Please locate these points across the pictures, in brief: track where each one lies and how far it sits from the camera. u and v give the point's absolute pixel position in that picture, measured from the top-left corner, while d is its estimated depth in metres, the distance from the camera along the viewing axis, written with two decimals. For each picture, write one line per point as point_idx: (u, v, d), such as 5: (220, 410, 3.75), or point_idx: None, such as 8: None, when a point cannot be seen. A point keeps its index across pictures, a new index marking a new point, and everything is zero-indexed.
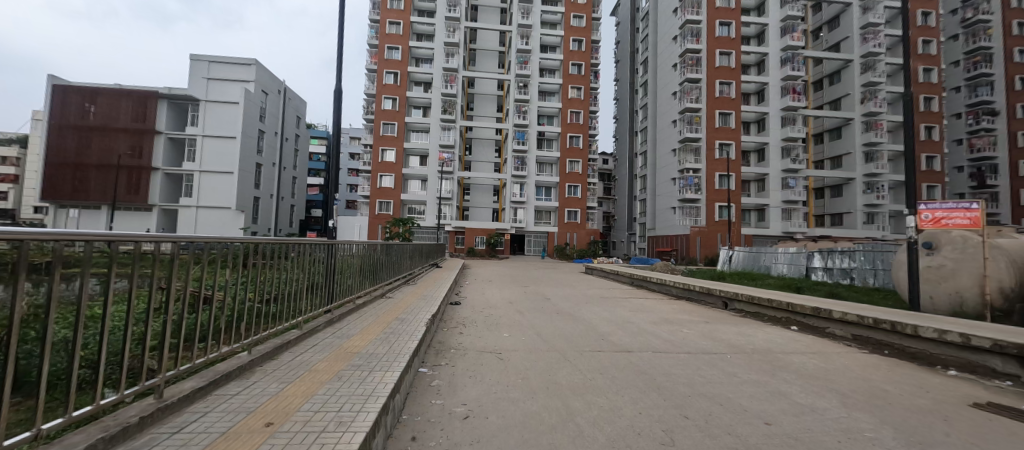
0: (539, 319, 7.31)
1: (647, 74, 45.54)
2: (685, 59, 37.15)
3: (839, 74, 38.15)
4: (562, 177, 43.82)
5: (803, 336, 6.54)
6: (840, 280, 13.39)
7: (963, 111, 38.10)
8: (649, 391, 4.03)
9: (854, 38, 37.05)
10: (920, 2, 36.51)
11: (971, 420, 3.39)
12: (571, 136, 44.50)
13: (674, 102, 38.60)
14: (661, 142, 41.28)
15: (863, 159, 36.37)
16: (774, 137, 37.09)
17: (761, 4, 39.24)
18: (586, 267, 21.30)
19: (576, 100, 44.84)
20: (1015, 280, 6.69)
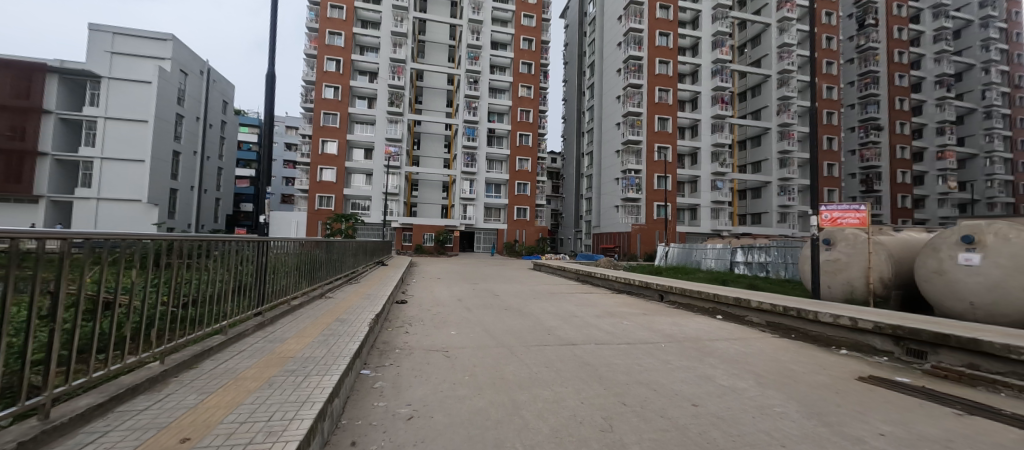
0: (486, 316, 7.29)
1: (594, 77, 47.32)
2: (628, 65, 39.15)
3: (760, 88, 42.40)
4: (512, 175, 44.14)
5: (726, 324, 7.20)
6: (758, 273, 14.90)
7: (856, 125, 44.01)
8: (591, 382, 4.20)
9: (772, 56, 41.38)
10: (825, 27, 41.49)
11: (857, 391, 3.95)
12: (522, 134, 44.96)
13: (618, 106, 40.55)
14: (606, 144, 43.14)
15: (778, 165, 40.73)
16: (705, 142, 40.23)
17: (695, 18, 42.39)
18: (534, 264, 21.62)
19: (526, 99, 45.30)
20: (892, 271, 7.89)
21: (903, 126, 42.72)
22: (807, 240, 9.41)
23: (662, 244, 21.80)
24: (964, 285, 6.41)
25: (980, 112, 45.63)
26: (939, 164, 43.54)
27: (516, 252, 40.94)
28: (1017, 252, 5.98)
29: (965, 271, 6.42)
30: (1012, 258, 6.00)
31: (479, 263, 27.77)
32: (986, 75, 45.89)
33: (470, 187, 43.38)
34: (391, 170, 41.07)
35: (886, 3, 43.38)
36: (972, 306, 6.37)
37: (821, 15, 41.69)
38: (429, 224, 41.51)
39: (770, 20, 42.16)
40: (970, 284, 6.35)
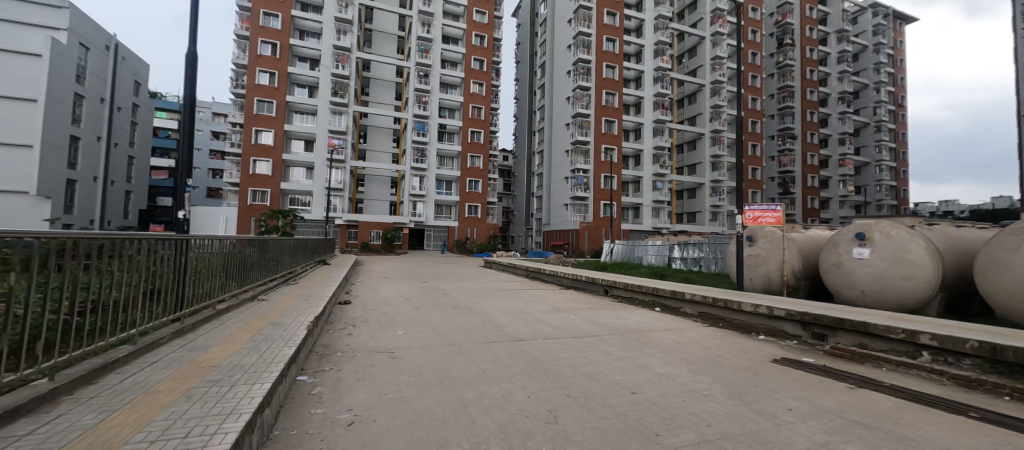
0: (436, 314, 7.16)
1: (545, 77, 48.22)
2: (577, 67, 40.42)
3: (695, 96, 45.72)
4: (463, 171, 43.73)
5: (664, 316, 7.69)
6: (692, 267, 16.09)
7: (775, 133, 49.21)
8: (539, 376, 4.28)
9: (706, 67, 44.76)
10: (750, 43, 45.64)
11: (772, 373, 4.40)
12: (473, 131, 44.56)
13: (568, 107, 41.67)
14: (556, 143, 44.15)
15: (710, 168, 44.28)
16: (648, 145, 42.64)
17: (639, 27, 44.62)
18: (485, 262, 21.58)
19: (478, 95, 44.92)
20: (801, 264, 8.90)
21: (813, 136, 48.21)
22: (734, 236, 10.36)
23: (608, 241, 22.79)
24: (856, 275, 7.41)
25: (872, 126, 52.84)
26: (840, 171, 49.83)
27: (466, 250, 40.54)
28: (897, 247, 6.95)
29: (858, 263, 7.40)
30: (893, 252, 6.99)
31: (429, 261, 27.17)
32: (877, 94, 53.16)
33: (421, 184, 42.29)
34: (335, 164, 38.91)
35: (800, 25, 48.67)
36: (862, 293, 7.37)
37: (748, 32, 45.82)
38: (377, 222, 39.91)
39: (704, 34, 45.54)
40: (860, 274, 7.35)
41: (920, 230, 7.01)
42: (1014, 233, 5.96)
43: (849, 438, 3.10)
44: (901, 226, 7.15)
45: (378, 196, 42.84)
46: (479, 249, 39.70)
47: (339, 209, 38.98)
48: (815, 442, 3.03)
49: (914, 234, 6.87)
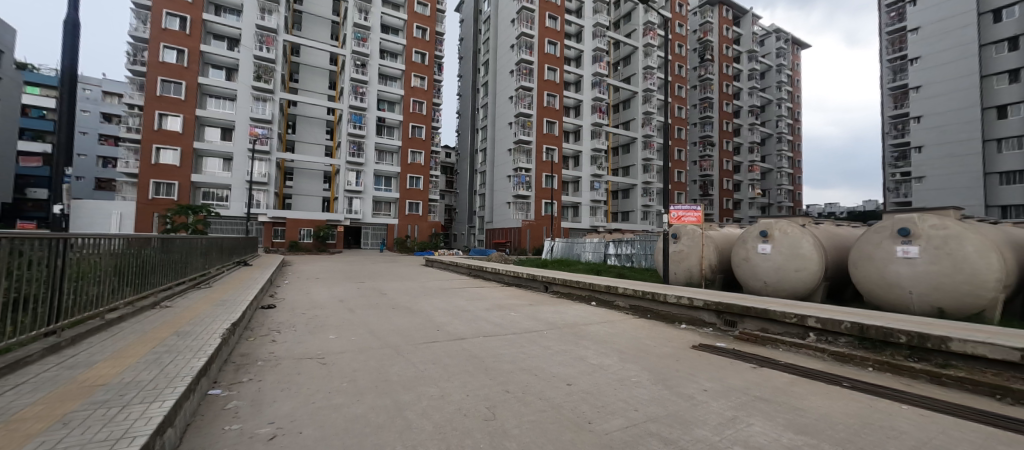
0: (373, 315, 6.86)
1: (488, 75, 48.24)
2: (520, 68, 41.07)
3: (629, 102, 48.75)
4: (403, 167, 42.23)
5: (599, 310, 8.08)
6: (625, 263, 17.19)
7: (697, 140, 54.17)
8: (478, 373, 4.29)
9: (639, 75, 47.80)
10: (677, 57, 49.59)
11: (692, 358, 4.83)
12: (415, 126, 43.21)
13: (511, 106, 42.09)
14: (498, 142, 44.42)
15: (642, 170, 47.43)
16: (586, 147, 44.58)
17: (579, 32, 46.32)
18: (426, 260, 21.07)
19: (419, 89, 43.71)
20: (717, 259, 9.91)
21: (728, 144, 53.78)
22: (661, 233, 11.19)
23: (549, 239, 23.46)
24: (760, 268, 8.38)
25: (774, 137, 60.22)
26: (750, 176, 56.18)
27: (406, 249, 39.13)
28: (791, 244, 8.01)
29: (761, 257, 8.37)
30: (788, 247, 8.04)
31: (365, 260, 25.96)
32: (779, 109, 60.66)
33: (357, 179, 40.22)
34: (258, 155, 35.52)
35: (719, 44, 53.86)
36: (764, 284, 8.36)
37: (675, 46, 49.71)
38: (307, 219, 36.91)
39: (637, 45, 48.59)
40: (763, 267, 8.33)
41: (808, 228, 8.12)
42: (876, 230, 7.14)
43: (752, 411, 3.51)
44: (795, 225, 8.20)
45: (309, 191, 40.42)
46: (421, 248, 38.62)
47: (263, 204, 35.59)
48: (725, 418, 3.38)
49: (804, 233, 7.96)
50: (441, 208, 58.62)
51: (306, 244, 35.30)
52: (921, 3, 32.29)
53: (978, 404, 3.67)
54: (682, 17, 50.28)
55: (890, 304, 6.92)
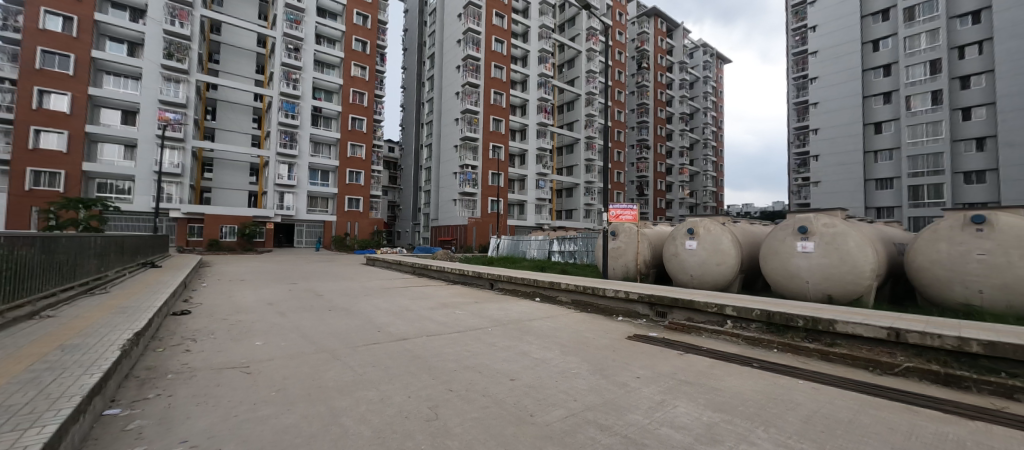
0: (307, 319, 6.44)
1: (434, 69, 47.16)
2: (466, 64, 40.70)
3: (573, 104, 50.45)
4: (342, 161, 39.86)
5: (543, 306, 8.29)
6: (568, 260, 17.83)
7: (635, 143, 57.47)
8: (421, 373, 4.20)
9: (582, 78, 49.63)
10: (617, 63, 52.22)
11: (628, 348, 5.15)
12: (355, 118, 41.06)
13: (457, 102, 41.57)
14: (444, 138, 43.71)
15: (585, 170, 49.39)
16: (532, 145, 45.32)
17: (525, 32, 46.85)
18: (367, 259, 20.14)
19: (359, 80, 41.56)
20: (651, 254, 10.63)
21: (662, 147, 57.84)
22: (602, 230, 11.74)
23: (495, 236, 23.61)
24: (688, 262, 9.13)
25: (701, 143, 65.91)
26: (680, 178, 60.99)
27: (345, 247, 36.96)
28: (713, 240, 8.85)
29: (688, 253, 9.14)
30: (710, 243, 8.87)
31: (299, 260, 24.23)
32: (705, 117, 66.45)
33: (289, 172, 36.97)
34: (169, 143, 31.38)
35: (654, 53, 57.57)
36: (691, 277, 9.12)
37: (615, 53, 52.27)
38: (230, 215, 33.58)
39: (580, 49, 50.30)
40: (689, 262, 9.10)
41: (727, 226, 9.02)
42: (781, 228, 8.11)
43: (678, 394, 3.83)
44: (717, 223, 9.07)
45: (235, 185, 37.50)
46: (361, 246, 36.87)
47: (174, 199, 31.77)
48: (654, 402, 3.66)
49: (724, 230, 8.83)
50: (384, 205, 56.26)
51: (229, 243, 31.91)
52: (820, 29, 36.45)
53: (855, 376, 4.38)
54: (621, 26, 53.03)
55: (792, 293, 7.90)
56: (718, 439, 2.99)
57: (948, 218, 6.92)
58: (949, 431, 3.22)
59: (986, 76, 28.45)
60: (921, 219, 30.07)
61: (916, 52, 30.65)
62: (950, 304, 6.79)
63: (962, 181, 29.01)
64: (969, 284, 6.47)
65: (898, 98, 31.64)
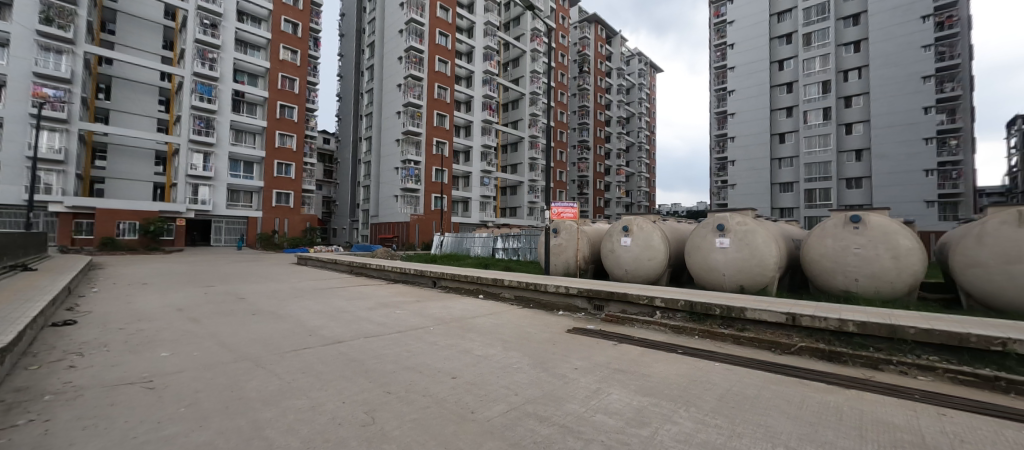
0: (227, 325, 5.83)
1: (374, 58, 45.00)
2: (409, 55, 39.41)
3: (517, 103, 51.06)
4: (269, 152, 36.57)
5: (486, 303, 8.32)
6: (512, 257, 18.13)
7: (576, 144, 59.53)
8: (357, 377, 4.02)
9: (526, 78, 50.41)
10: (560, 66, 53.75)
11: (567, 341, 5.35)
12: (284, 105, 37.84)
13: (399, 94, 40.07)
14: (385, 132, 41.89)
15: (529, 168, 50.29)
16: (476, 142, 45.07)
17: (470, 28, 46.24)
18: (299, 258, 18.75)
19: (289, 64, 38.37)
20: (590, 250, 11.14)
21: (601, 148, 60.76)
22: (544, 228, 12.00)
23: (439, 234, 23.22)
24: (622, 258, 9.69)
25: (636, 146, 70.34)
26: (617, 178, 64.60)
27: (273, 245, 34.00)
28: (645, 237, 9.50)
29: (623, 249, 9.70)
30: (642, 240, 9.51)
31: (216, 260, 21.85)
32: (640, 122, 70.93)
33: (205, 161, 32.98)
34: (46, 123, 26.64)
35: (595, 59, 60.16)
36: (625, 271, 9.68)
37: (558, 55, 53.74)
38: (129, 210, 29.48)
39: (525, 49, 51.00)
40: (624, 257, 9.66)
41: (658, 224, 9.73)
42: (703, 226, 8.90)
43: (612, 382, 4.07)
44: (648, 221, 9.74)
45: (137, 175, 32.88)
46: (291, 245, 34.21)
47: (55, 189, 26.83)
48: (590, 391, 3.86)
49: (654, 228, 9.54)
50: (318, 200, 52.41)
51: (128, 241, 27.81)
52: (738, 47, 40.13)
53: (761, 357, 4.96)
54: (563, 29, 54.65)
55: (711, 285, 8.72)
56: (646, 421, 3.23)
57: (833, 218, 8.04)
58: (830, 400, 3.79)
59: (863, 98, 33.61)
60: (814, 219, 34.77)
61: (812, 73, 35.31)
62: (833, 291, 7.90)
63: (845, 186, 33.87)
64: (849, 274, 7.60)
65: (798, 113, 36.26)
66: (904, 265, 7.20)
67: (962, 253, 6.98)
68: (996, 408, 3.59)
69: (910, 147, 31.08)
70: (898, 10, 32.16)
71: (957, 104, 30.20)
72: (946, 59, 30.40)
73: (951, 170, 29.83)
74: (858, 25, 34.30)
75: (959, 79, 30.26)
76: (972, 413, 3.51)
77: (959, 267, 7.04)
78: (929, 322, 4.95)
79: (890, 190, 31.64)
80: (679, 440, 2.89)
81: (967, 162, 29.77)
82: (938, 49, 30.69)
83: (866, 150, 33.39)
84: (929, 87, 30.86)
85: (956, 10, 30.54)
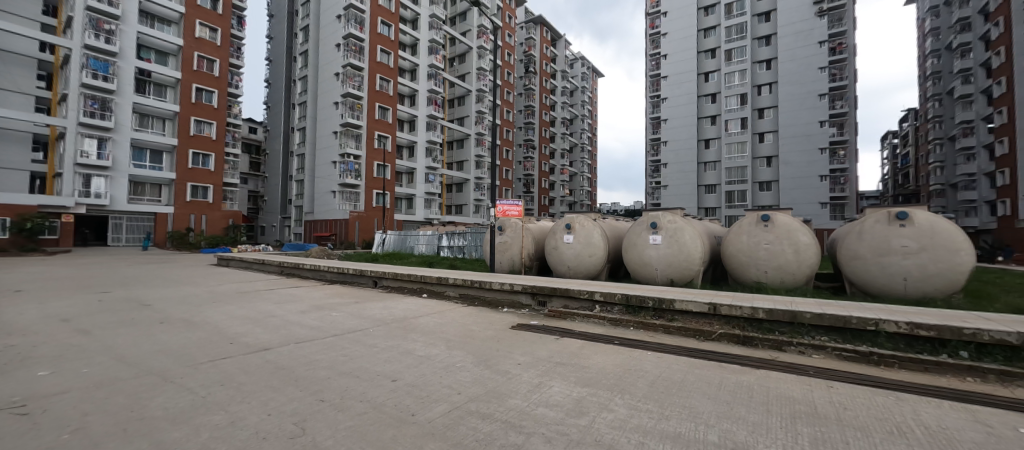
0: (126, 336, 5.11)
1: (308, 43, 42.06)
2: (348, 43, 37.34)
3: (464, 100, 50.68)
4: (184, 140, 32.66)
5: (429, 302, 8.18)
6: (457, 254, 17.98)
7: (522, 142, 60.33)
8: (286, 386, 3.75)
9: (473, 74, 50.10)
10: (506, 64, 54.08)
11: (508, 338, 5.42)
12: (201, 89, 33.96)
13: (337, 84, 37.84)
14: (321, 123, 39.29)
15: (475, 165, 50.14)
16: (421, 138, 43.87)
17: (415, 19, 44.69)
18: (219, 259, 16.96)
19: (207, 43, 34.61)
20: (534, 248, 11.37)
21: (545, 148, 62.30)
22: (489, 226, 12.01)
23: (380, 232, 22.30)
24: (565, 254, 10.03)
25: (579, 146, 73.17)
26: (561, 177, 66.73)
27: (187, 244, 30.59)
28: (587, 235, 9.91)
29: (566, 246, 10.02)
30: (584, 237, 9.91)
31: (114, 261, 19.06)
32: (583, 124, 73.96)
33: (100, 148, 28.63)
34: None
35: (540, 60, 61.42)
36: (568, 267, 10.03)
37: (505, 54, 54.06)
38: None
39: (471, 45, 50.63)
40: (567, 254, 9.99)
41: (598, 222, 10.22)
42: (639, 223, 9.47)
43: (554, 375, 4.21)
44: (589, 220, 10.18)
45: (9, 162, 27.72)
46: (210, 244, 30.82)
47: None
48: (532, 385, 3.96)
49: (595, 226, 9.98)
50: (242, 194, 48.03)
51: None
52: (670, 57, 43.15)
53: (687, 344, 5.41)
54: (510, 28, 55.07)
55: (645, 279, 9.30)
56: (585, 411, 3.38)
57: (747, 216, 8.96)
58: (743, 380, 4.26)
59: (772, 111, 37.94)
60: (733, 218, 38.55)
61: (733, 86, 39.17)
62: (747, 282, 8.78)
63: (759, 189, 37.89)
64: (760, 267, 8.54)
65: (721, 121, 40.01)
66: (803, 257, 8.28)
67: (847, 248, 8.16)
68: (870, 377, 4.26)
69: (808, 155, 35.52)
70: (801, 35, 36.62)
71: (844, 120, 35.19)
72: (837, 80, 35.22)
73: (839, 176, 34.80)
74: (770, 45, 38.49)
75: (847, 98, 35.17)
76: (854, 384, 4.11)
77: (845, 260, 8.20)
78: (821, 308, 5.73)
79: (793, 193, 36.06)
80: (615, 426, 3.06)
81: (853, 170, 34.50)
82: (831, 71, 35.40)
83: (775, 157, 37.73)
84: (824, 103, 35.38)
85: (845, 38, 35.27)
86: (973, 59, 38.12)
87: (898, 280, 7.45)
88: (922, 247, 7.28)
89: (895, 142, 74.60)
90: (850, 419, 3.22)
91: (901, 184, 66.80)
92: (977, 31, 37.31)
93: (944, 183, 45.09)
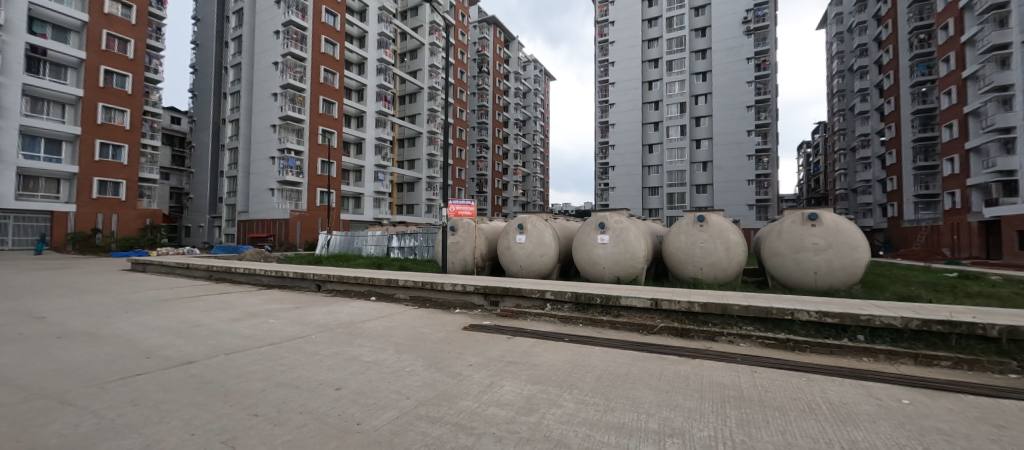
0: (11, 355, 4.40)
1: (241, 28, 38.81)
2: (289, 30, 34.93)
3: (415, 96, 49.44)
4: (87, 129, 28.66)
5: (378, 305, 7.89)
6: (408, 255, 17.54)
7: (476, 142, 60.00)
8: (214, 402, 3.45)
9: (425, 71, 48.93)
10: (459, 63, 53.57)
11: (460, 339, 5.40)
12: (111, 72, 30.21)
13: (276, 74, 35.18)
14: (256, 115, 36.38)
15: (427, 164, 49.06)
16: (370, 134, 41.98)
17: (362, 10, 42.66)
18: (134, 263, 15.08)
19: (118, 21, 30.82)
20: (487, 249, 11.38)
21: (498, 148, 62.61)
22: (441, 226, 11.83)
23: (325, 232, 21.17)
24: (517, 254, 10.14)
25: (532, 147, 74.34)
26: (514, 177, 67.44)
27: (93, 247, 27.04)
28: (539, 234, 10.09)
29: (518, 246, 10.15)
30: (536, 237, 10.08)
31: None
32: (535, 126, 75.24)
33: None
34: None
35: (493, 61, 61.52)
36: (520, 267, 10.16)
37: (458, 53, 53.54)
38: None
39: (423, 41, 49.47)
40: (519, 254, 10.11)
41: (549, 223, 10.48)
42: (587, 224, 9.81)
43: (505, 375, 4.25)
44: (541, 220, 10.40)
45: None
46: (123, 248, 27.68)
47: None
48: (483, 385, 3.98)
49: (547, 226, 10.21)
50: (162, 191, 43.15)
51: None
52: (617, 65, 45.16)
53: (631, 338, 5.74)
54: (463, 27, 54.62)
55: (594, 277, 9.66)
56: (535, 408, 3.45)
57: (685, 217, 9.62)
58: (679, 369, 4.59)
59: (708, 119, 40.99)
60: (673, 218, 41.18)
61: (673, 95, 41.84)
62: (684, 278, 9.45)
63: (696, 192, 40.77)
64: (696, 264, 9.20)
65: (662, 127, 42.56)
66: (732, 254, 9.06)
67: (769, 245, 9.04)
68: (786, 362, 4.77)
69: (738, 162, 38.82)
70: (732, 51, 39.82)
71: (768, 130, 38.82)
72: (762, 93, 38.73)
73: (764, 181, 38.29)
74: (705, 58, 41.52)
75: (770, 110, 38.79)
76: (773, 368, 4.59)
77: (768, 256, 9.06)
78: (746, 300, 6.32)
79: (725, 196, 39.23)
80: (563, 420, 3.17)
81: (775, 175, 38.15)
82: (757, 85, 38.83)
83: (710, 162, 40.82)
84: (751, 114, 38.75)
85: (768, 56, 38.74)
86: (869, 81, 43.79)
87: (811, 273, 8.39)
88: (829, 244, 8.26)
89: (809, 152, 83.97)
90: (770, 401, 3.58)
91: (813, 189, 75.29)
92: (872, 57, 42.90)
93: (846, 188, 51.40)
